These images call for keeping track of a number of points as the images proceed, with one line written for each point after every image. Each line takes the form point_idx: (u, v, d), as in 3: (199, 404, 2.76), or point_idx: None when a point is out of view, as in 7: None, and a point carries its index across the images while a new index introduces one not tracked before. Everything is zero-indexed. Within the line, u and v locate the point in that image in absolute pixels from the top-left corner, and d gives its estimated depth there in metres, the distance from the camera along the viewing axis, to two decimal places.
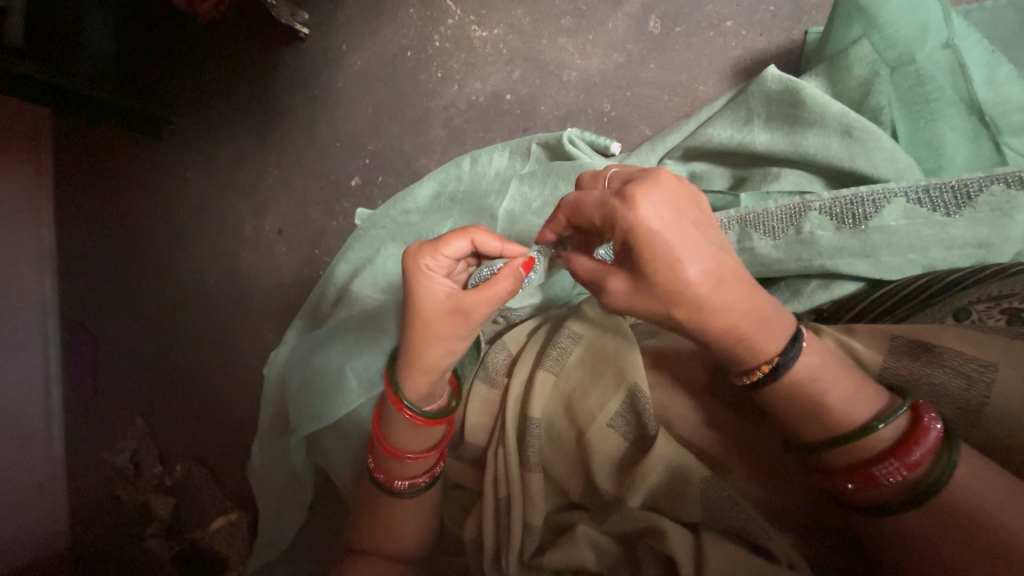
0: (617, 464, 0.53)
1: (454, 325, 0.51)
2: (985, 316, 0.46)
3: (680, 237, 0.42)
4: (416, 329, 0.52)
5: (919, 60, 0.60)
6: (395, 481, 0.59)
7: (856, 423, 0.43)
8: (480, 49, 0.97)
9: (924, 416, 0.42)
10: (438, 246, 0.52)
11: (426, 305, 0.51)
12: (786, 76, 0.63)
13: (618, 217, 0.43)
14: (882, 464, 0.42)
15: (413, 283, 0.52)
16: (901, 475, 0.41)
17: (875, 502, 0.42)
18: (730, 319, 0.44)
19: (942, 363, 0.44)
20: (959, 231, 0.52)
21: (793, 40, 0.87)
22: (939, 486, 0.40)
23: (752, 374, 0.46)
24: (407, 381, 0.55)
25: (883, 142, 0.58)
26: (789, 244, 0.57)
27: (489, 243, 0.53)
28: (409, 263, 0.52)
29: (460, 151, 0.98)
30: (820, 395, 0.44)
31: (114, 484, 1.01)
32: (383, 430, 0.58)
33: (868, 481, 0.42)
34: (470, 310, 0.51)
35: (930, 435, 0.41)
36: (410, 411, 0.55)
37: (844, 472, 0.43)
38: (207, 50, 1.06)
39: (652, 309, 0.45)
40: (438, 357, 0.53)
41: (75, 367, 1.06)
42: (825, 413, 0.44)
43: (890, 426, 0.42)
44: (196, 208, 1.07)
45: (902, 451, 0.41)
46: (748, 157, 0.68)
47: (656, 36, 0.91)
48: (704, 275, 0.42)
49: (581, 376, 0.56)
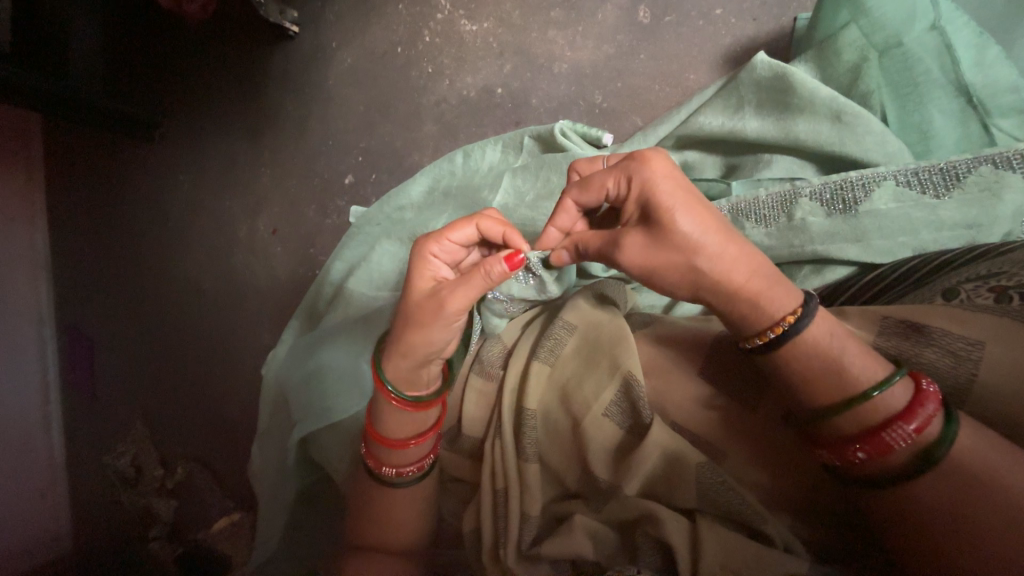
0: (613, 452, 0.53)
1: (435, 317, 0.52)
2: (974, 294, 0.46)
3: (689, 194, 0.45)
4: (404, 309, 0.54)
5: (906, 43, 0.60)
6: (385, 467, 0.60)
7: (861, 389, 0.43)
8: (470, 43, 0.96)
9: (923, 383, 0.42)
10: (444, 232, 0.53)
11: (416, 285, 0.54)
12: (775, 62, 0.64)
13: (633, 173, 0.46)
14: (891, 430, 0.41)
15: (412, 264, 0.54)
16: (907, 440, 0.41)
17: (879, 472, 0.43)
18: (743, 274, 0.45)
19: (931, 342, 0.44)
20: (949, 213, 0.52)
21: (783, 27, 0.87)
22: (942, 454, 0.41)
23: (764, 336, 0.45)
24: (389, 363, 0.56)
25: (872, 126, 0.59)
26: (780, 231, 0.57)
27: (493, 228, 0.53)
28: (416, 243, 0.54)
29: (452, 146, 0.97)
30: (839, 358, 0.44)
31: (116, 488, 0.99)
32: (376, 417, 0.59)
33: (879, 449, 0.42)
34: (447, 300, 0.51)
35: (931, 401, 0.41)
36: (397, 398, 0.56)
37: (854, 441, 0.43)
38: (194, 50, 1.06)
39: (670, 265, 0.46)
40: (418, 346, 0.54)
41: (74, 373, 1.05)
42: (834, 376, 0.44)
43: (893, 392, 0.42)
44: (191, 209, 1.07)
45: (905, 417, 0.41)
46: (739, 145, 0.68)
47: (646, 26, 0.91)
48: (714, 226, 0.45)
49: (577, 365, 0.56)
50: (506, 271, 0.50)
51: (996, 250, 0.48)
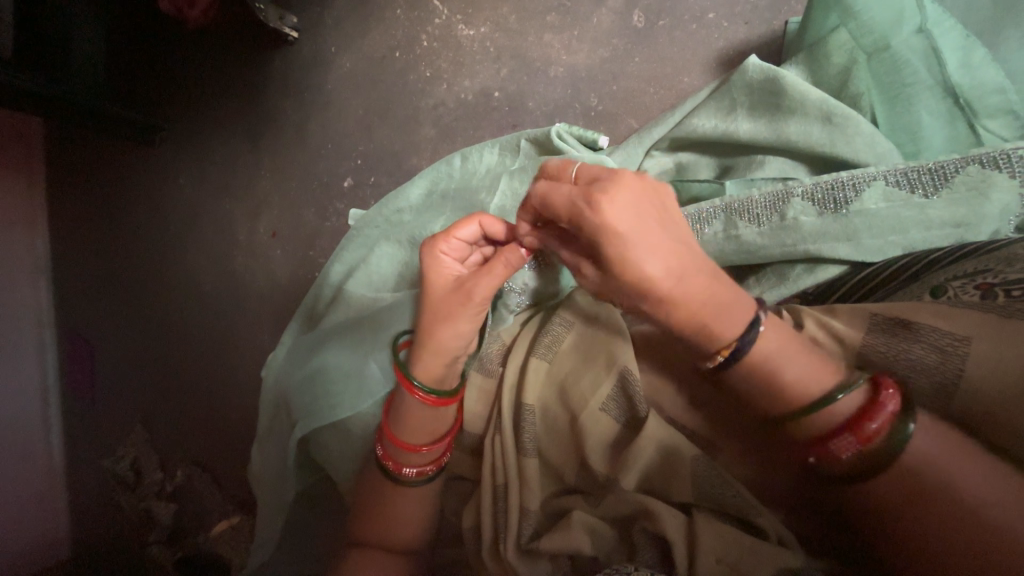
0: (610, 445, 0.54)
1: (461, 305, 0.56)
2: (961, 292, 0.47)
3: (656, 234, 0.43)
4: (428, 307, 0.58)
5: (894, 45, 0.61)
6: (405, 468, 0.61)
7: (818, 396, 0.45)
8: (468, 48, 0.98)
9: (882, 390, 0.43)
10: (450, 232, 0.58)
11: (434, 283, 0.58)
12: (766, 65, 0.65)
13: (585, 215, 0.43)
14: (837, 439, 0.43)
15: (426, 265, 0.59)
16: (855, 448, 0.43)
17: (841, 473, 0.44)
18: (694, 310, 0.45)
19: (918, 339, 0.45)
20: (938, 212, 0.53)
21: (774, 31, 0.88)
22: (891, 460, 0.42)
23: (718, 357, 0.46)
24: (418, 363, 0.59)
25: (862, 128, 0.60)
26: (773, 230, 0.58)
27: (494, 224, 0.58)
28: (424, 246, 0.59)
29: (450, 149, 0.98)
30: (783, 370, 0.46)
31: (114, 492, 1.02)
32: (394, 419, 0.61)
33: (830, 454, 0.44)
34: (473, 289, 0.56)
35: (887, 405, 0.42)
36: (420, 392, 0.58)
37: (810, 446, 0.45)
38: (191, 55, 1.07)
39: (619, 294, 0.47)
40: (446, 337, 0.57)
41: (73, 378, 1.07)
42: (786, 386, 0.46)
43: (848, 398, 0.44)
44: (192, 213, 1.07)
45: (856, 425, 0.43)
46: (731, 146, 0.69)
47: (641, 29, 0.92)
48: (666, 270, 0.43)
49: (574, 361, 0.57)
50: (524, 255, 0.56)
51: (985, 248, 0.49)
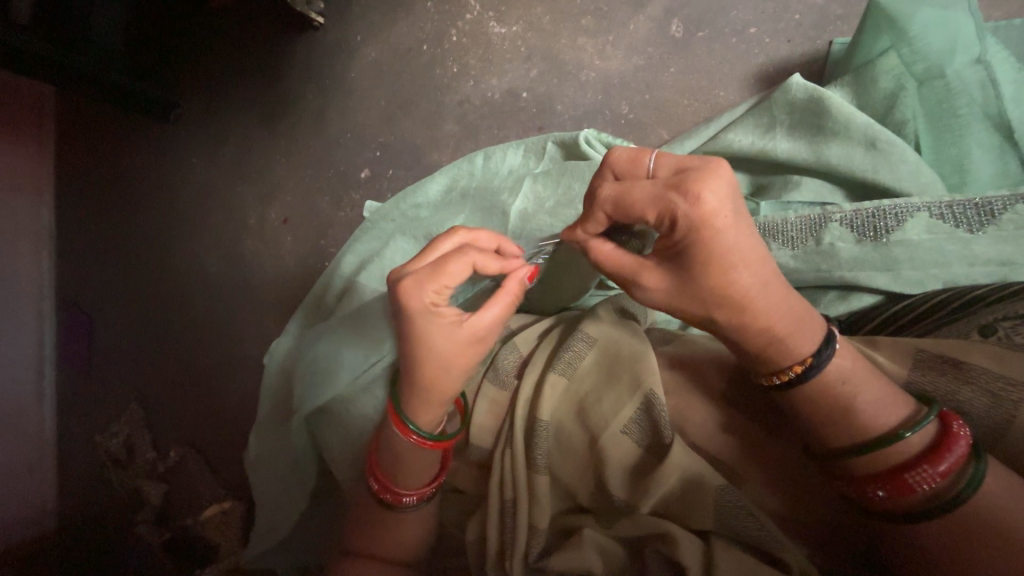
0: (631, 470, 0.52)
1: (470, 355, 0.53)
2: (1013, 332, 0.46)
3: (734, 214, 0.42)
4: (431, 366, 0.53)
5: (948, 75, 0.60)
6: (404, 497, 0.59)
7: (885, 430, 0.44)
8: (498, 46, 0.96)
9: (953, 425, 0.43)
10: (441, 281, 0.51)
11: (437, 342, 0.52)
12: (811, 85, 0.64)
13: None
14: (913, 471, 0.43)
15: (422, 326, 0.51)
16: (931, 483, 0.42)
17: (900, 510, 0.43)
18: None
19: (968, 380, 0.45)
20: (983, 248, 0.52)
21: (816, 50, 0.86)
22: (962, 499, 0.42)
23: (782, 375, 0.46)
24: (419, 413, 0.56)
25: (907, 156, 0.59)
26: (808, 254, 0.57)
27: (490, 262, 0.53)
28: (411, 301, 0.51)
29: (474, 147, 0.97)
30: (851, 397, 0.45)
31: (106, 469, 1.00)
32: (390, 455, 0.58)
33: (901, 489, 0.43)
34: (486, 339, 0.53)
35: (959, 444, 0.42)
36: (416, 434, 0.56)
37: (876, 481, 0.44)
38: (211, 33, 1.05)
39: None
40: (454, 387, 0.55)
41: (71, 349, 1.06)
42: (855, 416, 0.45)
43: (921, 432, 0.43)
44: (203, 192, 1.06)
45: (932, 459, 0.42)
46: (768, 165, 0.67)
47: (678, 39, 0.90)
48: None
49: (596, 380, 0.55)
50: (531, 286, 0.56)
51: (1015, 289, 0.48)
